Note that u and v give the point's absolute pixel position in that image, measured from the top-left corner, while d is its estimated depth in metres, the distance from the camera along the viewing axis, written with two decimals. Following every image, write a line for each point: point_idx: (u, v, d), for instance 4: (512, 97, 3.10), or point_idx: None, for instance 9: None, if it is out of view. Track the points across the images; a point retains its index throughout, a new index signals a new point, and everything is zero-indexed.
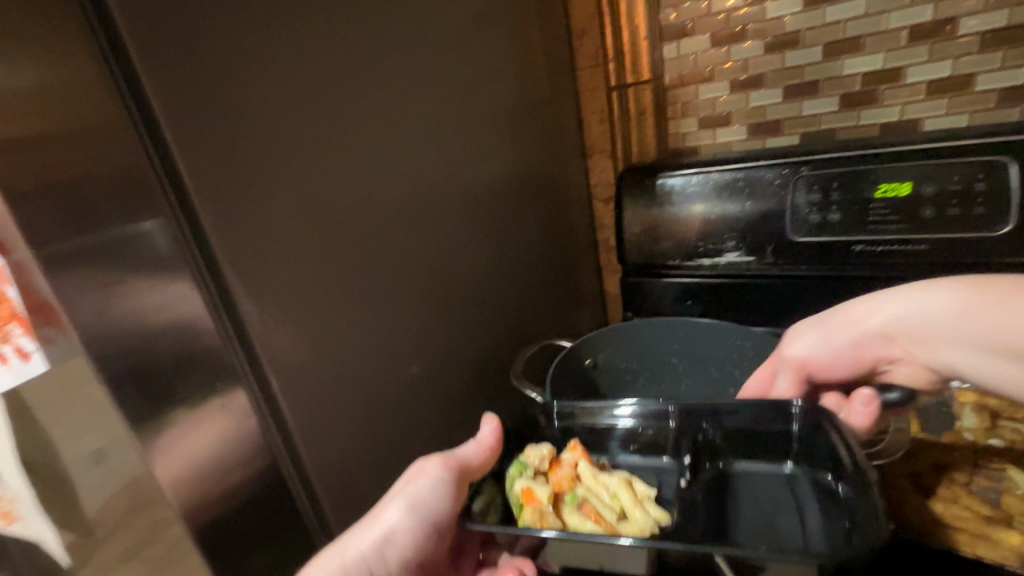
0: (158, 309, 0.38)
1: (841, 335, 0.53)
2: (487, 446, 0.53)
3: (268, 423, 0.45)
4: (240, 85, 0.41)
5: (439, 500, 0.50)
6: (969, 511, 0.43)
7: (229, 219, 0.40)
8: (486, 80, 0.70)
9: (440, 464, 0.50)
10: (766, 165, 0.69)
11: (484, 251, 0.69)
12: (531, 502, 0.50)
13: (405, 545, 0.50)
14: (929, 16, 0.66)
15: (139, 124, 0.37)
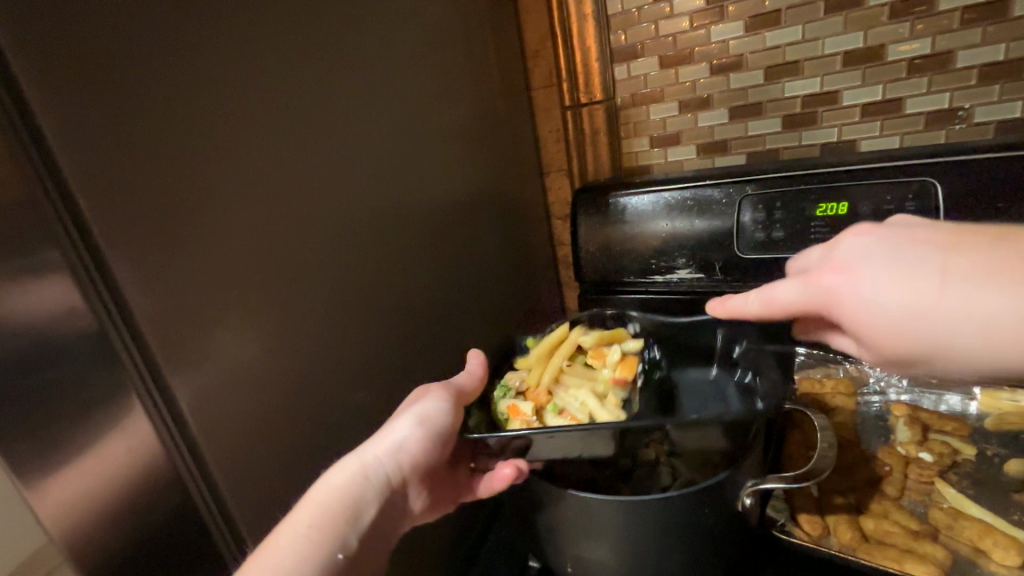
0: (41, 339, 0.33)
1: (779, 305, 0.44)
2: (473, 375, 0.51)
3: (189, 467, 0.40)
4: (161, 104, 0.38)
5: (449, 415, 0.47)
6: (896, 525, 0.45)
7: (141, 246, 0.36)
8: (438, 102, 0.69)
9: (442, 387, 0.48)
10: (713, 184, 0.71)
11: (438, 272, 0.69)
12: (517, 416, 0.52)
13: (418, 465, 0.46)
14: (861, 43, 0.69)
15: (25, 140, 0.32)
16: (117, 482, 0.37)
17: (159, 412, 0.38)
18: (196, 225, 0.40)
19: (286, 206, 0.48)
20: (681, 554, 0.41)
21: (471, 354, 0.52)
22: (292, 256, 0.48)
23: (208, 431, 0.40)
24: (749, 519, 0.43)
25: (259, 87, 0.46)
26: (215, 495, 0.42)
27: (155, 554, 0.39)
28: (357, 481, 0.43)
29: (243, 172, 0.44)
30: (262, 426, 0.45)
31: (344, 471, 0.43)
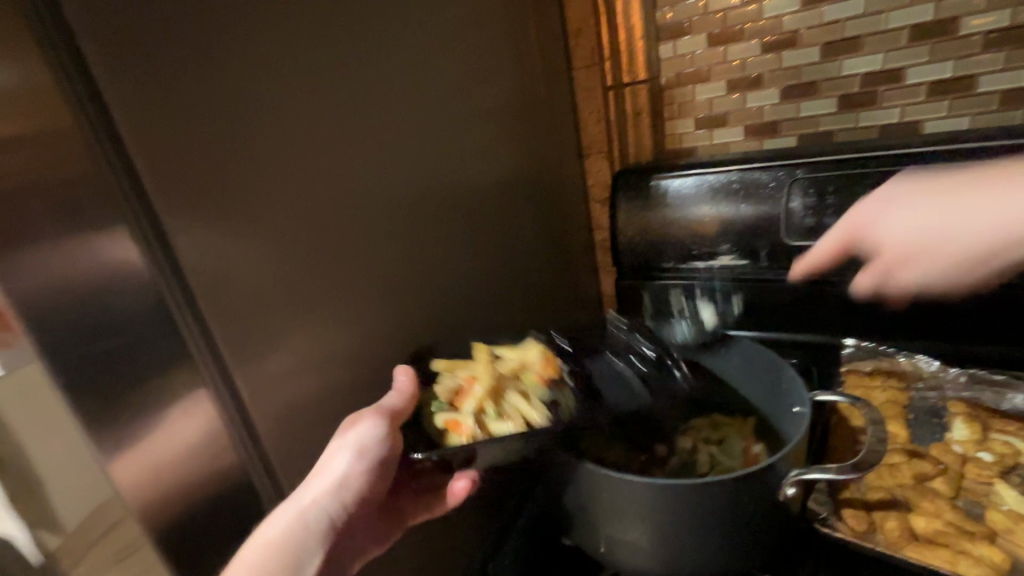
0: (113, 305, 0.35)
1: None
2: (405, 393, 0.49)
3: (240, 428, 0.43)
4: (213, 87, 0.40)
5: (380, 448, 0.48)
6: (949, 523, 0.43)
7: (199, 225, 0.39)
8: (476, 83, 0.69)
9: (374, 416, 0.47)
10: (762, 167, 0.68)
11: (475, 253, 0.68)
12: (459, 430, 0.47)
13: (354, 491, 0.49)
14: (930, 16, 0.65)
15: (98, 125, 0.35)
16: (178, 445, 0.39)
17: (214, 377, 0.41)
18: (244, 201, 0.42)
19: (327, 185, 0.49)
20: (720, 541, 0.40)
21: (398, 370, 0.50)
22: (334, 234, 0.49)
23: (259, 396, 0.43)
24: (791, 510, 0.42)
25: (303, 68, 0.47)
26: (262, 460, 0.44)
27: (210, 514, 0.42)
28: (296, 526, 0.45)
29: (287, 151, 0.45)
30: (306, 396, 0.48)
31: (284, 518, 0.45)
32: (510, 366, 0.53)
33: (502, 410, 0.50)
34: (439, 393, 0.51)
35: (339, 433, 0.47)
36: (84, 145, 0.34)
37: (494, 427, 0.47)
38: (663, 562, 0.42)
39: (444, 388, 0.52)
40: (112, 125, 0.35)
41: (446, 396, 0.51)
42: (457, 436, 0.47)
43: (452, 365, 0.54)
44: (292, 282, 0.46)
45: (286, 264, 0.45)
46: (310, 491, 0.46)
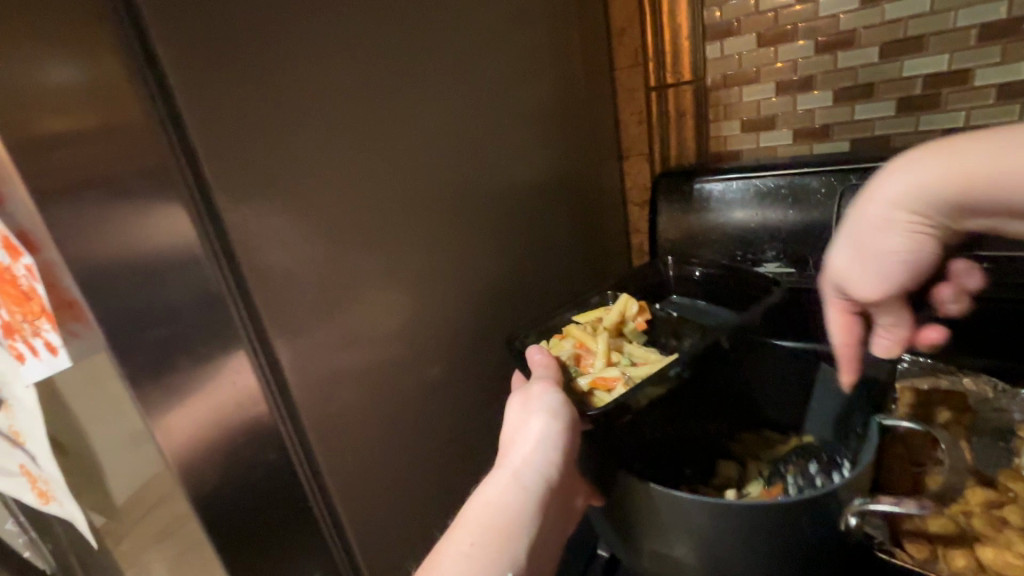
0: (173, 294, 0.40)
1: (871, 261, 0.33)
2: (550, 364, 0.50)
3: (281, 414, 0.46)
4: (266, 91, 0.42)
5: (562, 418, 0.44)
6: (1020, 556, 0.39)
7: (257, 221, 0.42)
8: (518, 83, 0.68)
9: (544, 385, 0.46)
10: (812, 172, 0.65)
11: (513, 253, 0.68)
12: (605, 382, 0.49)
13: (567, 458, 0.43)
14: (1003, 14, 0.61)
15: (170, 129, 0.38)
16: (227, 421, 0.43)
17: (261, 363, 0.44)
18: (290, 200, 0.44)
19: (370, 184, 0.50)
20: (766, 567, 0.39)
21: (533, 350, 0.52)
22: (374, 232, 0.51)
23: (304, 381, 0.46)
24: (848, 539, 0.40)
25: (350, 71, 0.48)
26: (301, 442, 0.47)
27: (255, 486, 0.46)
28: (512, 493, 0.40)
29: (330, 152, 0.47)
30: (346, 387, 0.49)
31: (498, 483, 0.41)
32: (611, 321, 0.58)
33: (623, 361, 0.53)
34: (564, 362, 0.53)
35: (523, 402, 0.46)
36: (156, 146, 0.38)
37: (638, 369, 0.51)
38: None
39: (564, 359, 0.53)
40: (182, 127, 0.39)
41: (570, 365, 0.53)
42: (610, 390, 0.48)
43: (552, 341, 0.56)
44: (332, 277, 0.48)
45: (327, 260, 0.47)
46: (517, 456, 0.43)
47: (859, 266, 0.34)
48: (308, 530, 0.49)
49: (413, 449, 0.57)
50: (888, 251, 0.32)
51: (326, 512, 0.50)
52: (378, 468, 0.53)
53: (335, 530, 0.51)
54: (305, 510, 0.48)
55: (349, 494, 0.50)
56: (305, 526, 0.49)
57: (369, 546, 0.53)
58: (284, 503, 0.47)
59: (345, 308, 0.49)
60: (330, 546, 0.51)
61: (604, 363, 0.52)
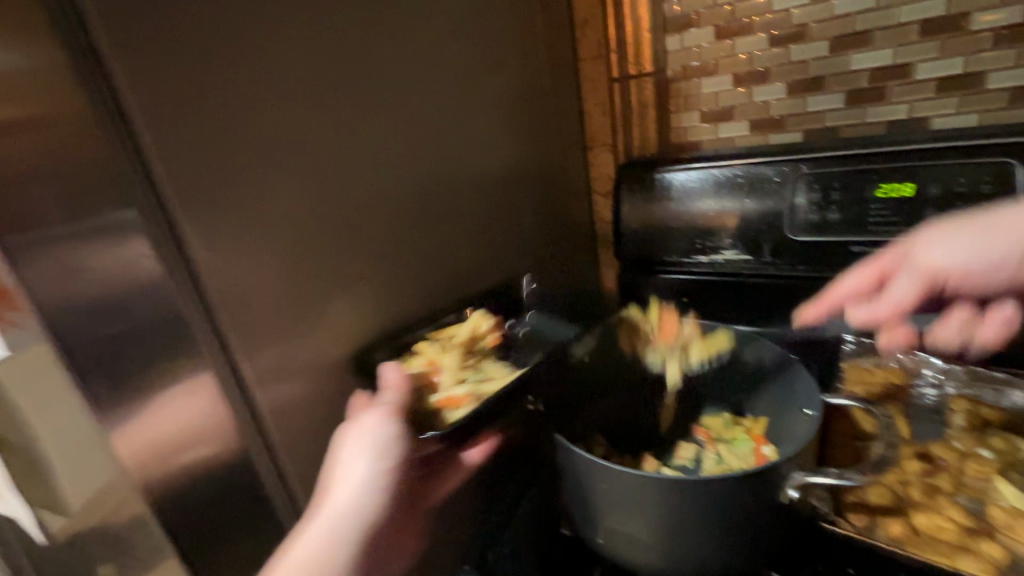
0: (123, 291, 0.38)
1: (971, 237, 0.50)
2: (403, 384, 0.49)
3: (241, 408, 0.45)
4: (215, 80, 0.42)
5: (392, 454, 0.45)
6: (949, 520, 0.42)
7: (208, 213, 0.42)
8: (481, 73, 0.68)
9: (380, 416, 0.46)
10: (766, 162, 0.67)
11: (477, 243, 0.69)
12: (457, 400, 0.52)
13: (389, 492, 0.44)
14: (941, 10, 0.64)
15: (114, 117, 0.37)
16: (185, 423, 0.42)
17: (219, 359, 0.43)
18: (241, 193, 0.44)
19: (327, 175, 0.50)
20: (718, 538, 0.41)
21: (386, 368, 0.50)
22: (330, 223, 0.51)
23: (261, 374, 0.46)
24: (793, 513, 0.41)
25: (303, 59, 0.48)
26: (262, 436, 0.47)
27: (213, 486, 0.45)
28: (325, 543, 0.41)
29: (284, 143, 0.47)
30: (305, 378, 0.50)
31: (314, 531, 0.42)
32: (463, 337, 0.59)
33: (472, 378, 0.55)
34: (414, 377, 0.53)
35: (354, 435, 0.46)
36: (99, 135, 0.36)
37: (488, 387, 0.54)
38: (666, 553, 0.42)
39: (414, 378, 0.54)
40: (127, 117, 0.38)
41: (417, 381, 0.54)
42: (460, 407, 0.51)
43: (403, 359, 0.56)
44: (288, 268, 0.48)
45: (280, 253, 0.47)
46: (337, 499, 0.43)
47: (946, 246, 0.51)
48: (271, 526, 0.48)
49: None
50: (974, 246, 0.50)
51: (290, 506, 0.49)
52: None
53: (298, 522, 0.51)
54: (265, 505, 0.48)
55: (311, 485, 0.50)
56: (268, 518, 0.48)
57: None
58: (244, 498, 0.47)
59: (303, 299, 0.49)
60: None
61: (454, 379, 0.55)
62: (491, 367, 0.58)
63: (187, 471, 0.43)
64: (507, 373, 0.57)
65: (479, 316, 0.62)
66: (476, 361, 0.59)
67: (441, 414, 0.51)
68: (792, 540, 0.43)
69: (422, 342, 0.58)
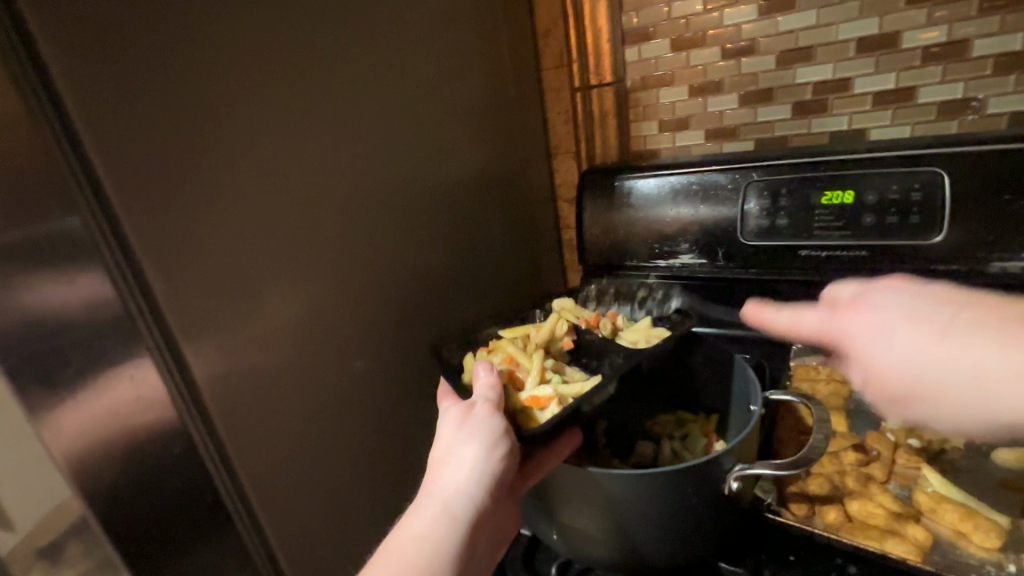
0: (62, 295, 0.39)
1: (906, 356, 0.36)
2: (494, 383, 0.47)
3: (189, 407, 0.46)
4: (163, 91, 0.43)
5: (493, 449, 0.41)
6: (881, 507, 0.45)
7: (152, 219, 0.42)
8: (443, 82, 0.70)
9: (489, 410, 0.44)
10: (718, 169, 0.70)
11: (439, 249, 0.70)
12: (543, 402, 0.48)
13: (499, 489, 0.41)
14: (876, 29, 0.68)
15: (57, 127, 0.38)
16: (129, 425, 0.43)
17: (166, 362, 0.44)
18: (190, 200, 0.45)
19: (278, 184, 0.52)
20: (664, 530, 0.43)
21: (479, 366, 0.48)
22: (282, 232, 0.52)
23: (209, 377, 0.47)
24: (736, 503, 0.44)
25: (255, 74, 0.49)
26: (212, 438, 0.48)
27: (162, 489, 0.45)
28: (445, 522, 0.38)
29: (233, 153, 0.48)
30: (257, 383, 0.51)
31: (428, 515, 0.38)
32: (541, 339, 0.57)
33: (557, 378, 0.52)
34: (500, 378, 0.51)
35: (463, 423, 0.43)
36: (42, 144, 0.37)
37: (575, 387, 0.50)
38: (619, 547, 0.44)
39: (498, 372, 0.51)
40: (69, 124, 0.38)
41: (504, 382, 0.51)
42: (544, 409, 0.47)
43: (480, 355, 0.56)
44: (239, 274, 0.49)
45: (230, 259, 0.48)
46: (449, 482, 0.40)
47: (900, 319, 0.37)
48: (224, 528, 0.49)
49: (329, 443, 0.58)
50: (940, 356, 0.35)
51: (242, 508, 0.51)
52: (292, 462, 0.55)
53: (249, 522, 0.51)
54: (217, 509, 0.49)
55: (263, 488, 0.52)
56: (219, 520, 0.49)
57: (287, 536, 0.54)
58: (194, 502, 0.47)
59: (254, 306, 0.50)
60: (247, 542, 0.52)
61: (540, 379, 0.51)
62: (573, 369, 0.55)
63: (134, 474, 0.44)
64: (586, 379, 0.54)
65: (560, 318, 0.61)
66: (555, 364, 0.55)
67: (523, 414, 0.47)
68: (734, 530, 0.45)
69: (502, 345, 0.57)
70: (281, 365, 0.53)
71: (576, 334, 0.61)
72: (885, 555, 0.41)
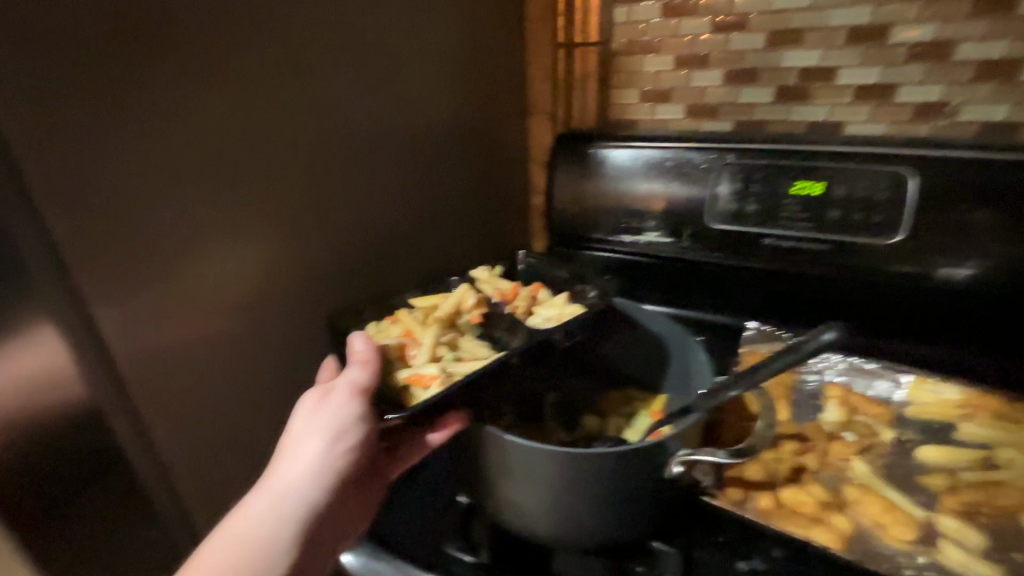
0: None
1: None
2: (369, 360, 0.45)
3: (89, 347, 0.41)
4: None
5: (340, 436, 0.42)
6: (810, 496, 0.46)
7: (48, 132, 0.37)
8: (414, 18, 0.63)
9: (348, 394, 0.43)
10: (695, 147, 0.68)
11: (397, 200, 0.66)
12: (420, 384, 0.48)
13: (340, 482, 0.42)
14: (867, 19, 0.66)
15: None
16: (11, 365, 0.38)
17: (69, 297, 0.40)
18: (99, 116, 0.39)
19: (212, 110, 0.46)
20: (601, 507, 0.42)
21: (355, 339, 0.46)
22: (216, 163, 0.47)
23: (117, 319, 0.42)
24: (673, 486, 0.43)
25: None
26: (119, 383, 0.44)
27: (54, 437, 0.41)
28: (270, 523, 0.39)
29: (159, 64, 0.42)
30: (176, 326, 0.46)
31: (253, 513, 0.39)
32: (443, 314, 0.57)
33: (448, 358, 0.52)
34: (386, 353, 0.51)
35: (314, 408, 0.43)
36: None
37: (457, 368, 0.51)
38: (555, 523, 0.43)
39: (388, 347, 0.52)
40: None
41: (393, 357, 0.51)
42: (426, 388, 0.48)
43: (380, 326, 0.56)
44: (159, 206, 0.43)
45: (150, 185, 0.43)
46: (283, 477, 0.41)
47: None
48: (134, 483, 0.46)
49: (258, 399, 0.54)
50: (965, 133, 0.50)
51: (153, 463, 0.47)
52: (216, 419, 0.51)
53: (159, 474, 0.47)
54: (121, 460, 0.45)
55: (181, 443, 0.48)
56: (122, 468, 0.45)
57: (202, 490, 0.51)
58: (94, 448, 0.43)
59: (179, 243, 0.45)
60: (160, 500, 0.48)
61: (427, 358, 0.52)
62: (471, 344, 0.55)
63: (21, 417, 0.39)
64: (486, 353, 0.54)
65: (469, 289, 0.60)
66: (454, 338, 0.56)
67: (404, 393, 0.48)
68: (665, 511, 0.45)
69: (405, 315, 0.57)
70: (206, 309, 0.48)
71: (487, 308, 0.59)
72: (809, 543, 0.43)
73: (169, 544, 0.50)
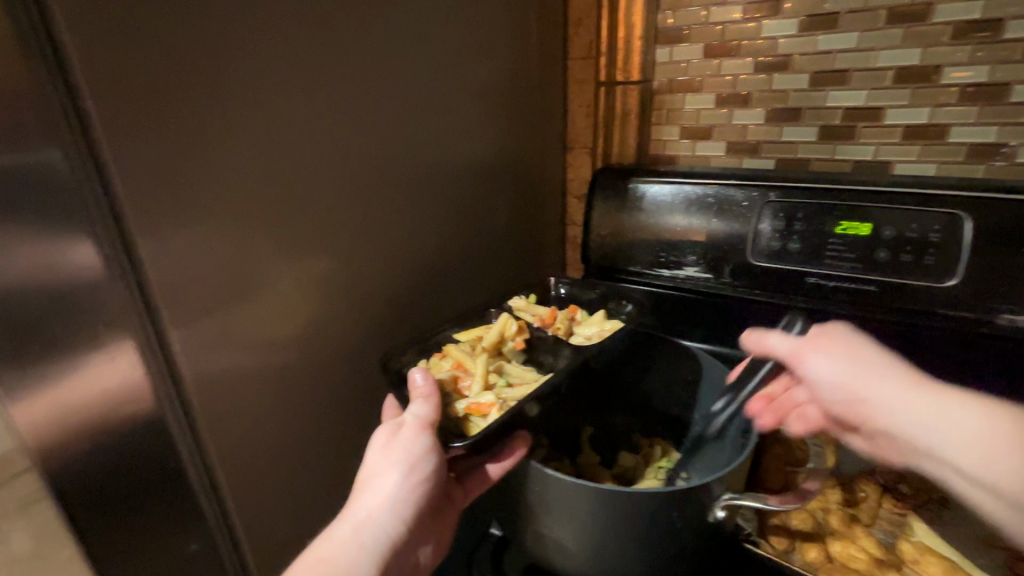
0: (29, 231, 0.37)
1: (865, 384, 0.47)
2: (431, 394, 0.45)
3: (161, 367, 0.44)
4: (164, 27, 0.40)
5: (413, 472, 0.42)
6: (863, 551, 0.44)
7: (139, 171, 0.39)
8: (464, 59, 0.67)
9: (418, 430, 0.43)
10: (736, 184, 0.68)
11: (442, 229, 0.68)
12: (480, 412, 0.48)
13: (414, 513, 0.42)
14: (916, 60, 0.66)
15: (44, 52, 0.35)
16: (92, 381, 0.42)
17: (145, 321, 0.42)
18: (185, 153, 0.42)
19: (278, 144, 0.48)
20: (642, 550, 0.41)
21: (415, 374, 0.46)
22: (279, 194, 0.49)
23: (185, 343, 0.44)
24: (717, 533, 0.42)
25: (274, 23, 0.47)
26: (182, 403, 0.46)
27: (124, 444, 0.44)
28: (355, 548, 0.39)
29: (234, 104, 0.45)
30: (237, 349, 0.48)
31: (337, 537, 0.40)
32: (488, 343, 0.57)
33: (501, 384, 0.52)
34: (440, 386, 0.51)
35: (386, 442, 0.43)
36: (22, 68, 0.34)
37: (513, 393, 0.50)
38: (593, 562, 0.43)
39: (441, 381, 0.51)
40: (57, 50, 0.35)
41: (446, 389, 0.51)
42: (486, 415, 0.47)
43: (431, 362, 0.55)
44: (227, 234, 0.46)
45: (223, 216, 0.45)
46: (362, 508, 0.41)
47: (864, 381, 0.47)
48: (185, 497, 0.48)
49: (302, 418, 0.56)
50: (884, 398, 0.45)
51: (204, 479, 0.49)
52: (264, 437, 0.53)
53: (210, 491, 0.49)
54: (177, 475, 0.47)
55: (230, 461, 0.50)
56: (177, 483, 0.47)
57: (247, 507, 0.52)
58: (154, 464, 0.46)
59: (243, 270, 0.48)
60: (208, 515, 0.50)
61: (480, 387, 0.51)
62: (517, 369, 0.55)
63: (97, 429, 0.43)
64: (535, 377, 0.55)
65: (509, 318, 0.59)
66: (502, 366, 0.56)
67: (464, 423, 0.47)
68: (708, 558, 0.43)
69: (451, 349, 0.56)
70: (264, 332, 0.50)
71: (529, 333, 0.59)
72: None
73: (211, 557, 0.52)
